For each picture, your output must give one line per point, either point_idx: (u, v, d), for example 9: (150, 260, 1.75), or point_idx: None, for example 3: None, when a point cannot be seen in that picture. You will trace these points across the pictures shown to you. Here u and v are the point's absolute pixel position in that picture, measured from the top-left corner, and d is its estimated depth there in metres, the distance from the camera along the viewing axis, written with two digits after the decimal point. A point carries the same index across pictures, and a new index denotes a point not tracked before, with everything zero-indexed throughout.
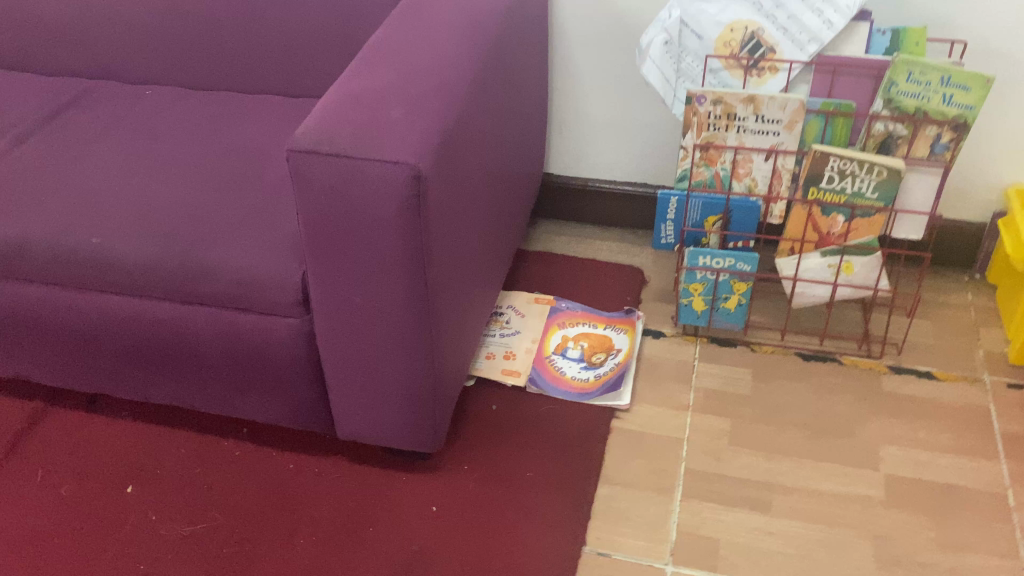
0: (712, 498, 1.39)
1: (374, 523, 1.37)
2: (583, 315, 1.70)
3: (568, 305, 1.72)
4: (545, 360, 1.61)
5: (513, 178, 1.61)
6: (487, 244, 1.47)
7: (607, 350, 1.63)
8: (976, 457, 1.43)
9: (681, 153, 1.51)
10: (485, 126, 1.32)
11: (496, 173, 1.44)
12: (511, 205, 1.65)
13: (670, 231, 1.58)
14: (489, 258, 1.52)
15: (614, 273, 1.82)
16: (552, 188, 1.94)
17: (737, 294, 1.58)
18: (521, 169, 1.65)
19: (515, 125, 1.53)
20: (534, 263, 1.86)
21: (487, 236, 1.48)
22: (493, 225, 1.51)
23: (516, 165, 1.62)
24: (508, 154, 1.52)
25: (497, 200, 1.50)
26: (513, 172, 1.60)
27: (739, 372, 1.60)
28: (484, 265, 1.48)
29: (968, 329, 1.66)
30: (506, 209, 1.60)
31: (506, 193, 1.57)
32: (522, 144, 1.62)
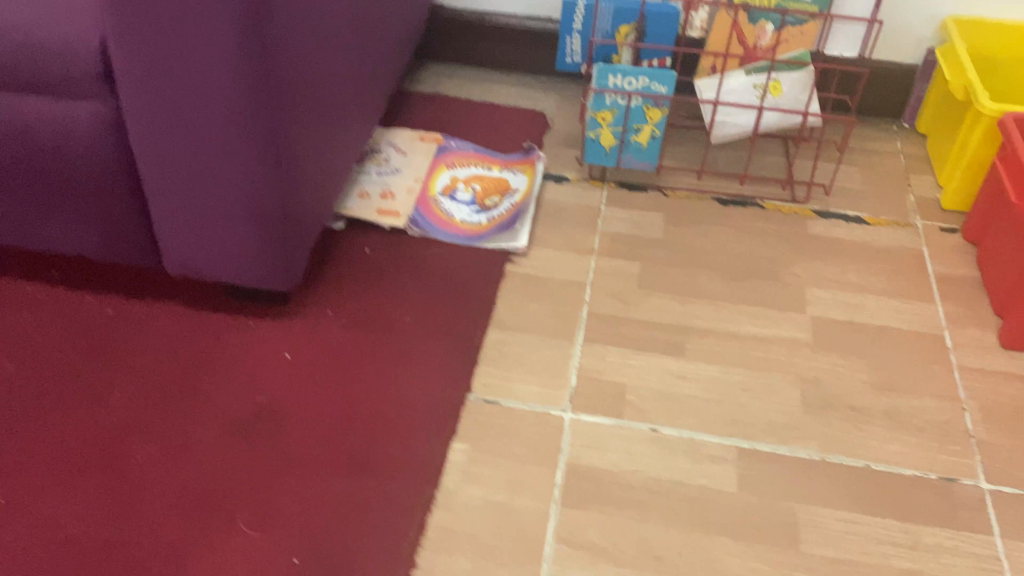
0: (618, 343, 1.20)
1: (213, 371, 1.11)
2: (475, 156, 1.47)
3: (458, 145, 1.48)
4: (429, 201, 1.38)
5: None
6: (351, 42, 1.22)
7: (503, 192, 1.41)
8: (910, 299, 1.28)
9: None
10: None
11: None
12: (388, 17, 1.39)
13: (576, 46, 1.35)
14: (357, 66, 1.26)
15: (511, 117, 1.59)
16: (442, 22, 1.68)
17: (650, 125, 1.38)
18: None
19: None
20: (420, 104, 1.61)
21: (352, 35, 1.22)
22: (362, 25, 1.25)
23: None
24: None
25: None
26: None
27: (651, 216, 1.41)
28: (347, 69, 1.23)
29: (897, 175, 1.50)
30: (380, 17, 1.34)
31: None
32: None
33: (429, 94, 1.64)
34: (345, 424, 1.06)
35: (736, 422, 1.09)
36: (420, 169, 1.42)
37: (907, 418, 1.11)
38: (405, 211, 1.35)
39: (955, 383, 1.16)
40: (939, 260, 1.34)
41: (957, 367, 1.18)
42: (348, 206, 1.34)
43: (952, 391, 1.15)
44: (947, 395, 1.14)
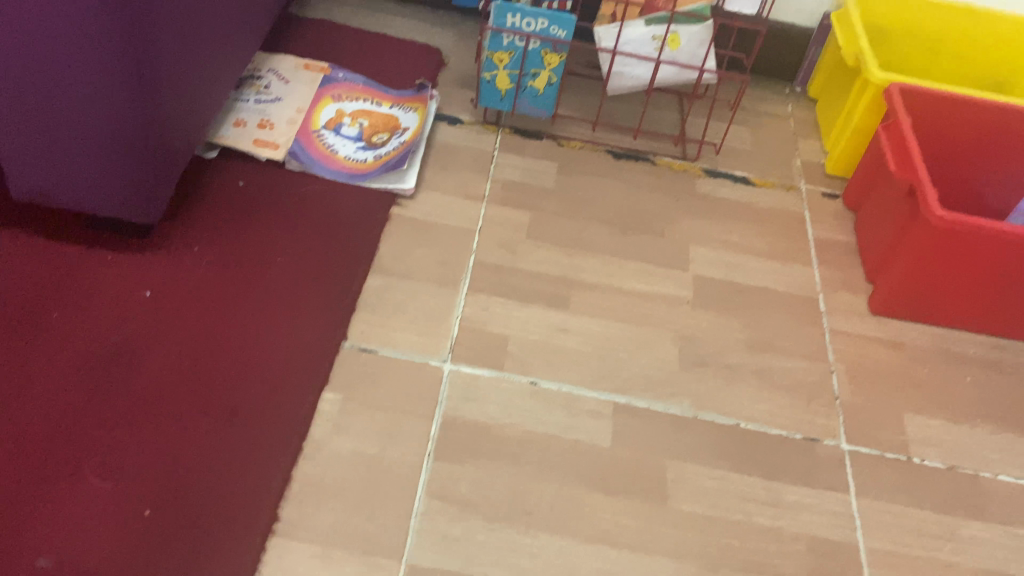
0: (502, 293, 1.17)
1: (63, 305, 1.03)
2: (365, 90, 1.39)
3: (347, 76, 1.40)
4: (312, 135, 1.30)
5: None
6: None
7: (391, 130, 1.34)
8: (789, 261, 1.30)
9: None
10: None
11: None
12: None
13: None
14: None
15: (404, 51, 1.52)
16: None
17: (548, 71, 1.34)
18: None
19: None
20: (307, 30, 1.51)
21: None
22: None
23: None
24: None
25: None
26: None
27: (543, 165, 1.38)
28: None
29: (786, 139, 1.53)
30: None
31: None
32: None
33: (317, 19, 1.54)
34: (207, 369, 1.00)
35: (614, 377, 1.09)
36: (303, 98, 1.34)
37: (779, 377, 1.14)
38: (285, 144, 1.27)
39: (825, 345, 1.20)
40: (819, 225, 1.37)
41: (828, 330, 1.22)
42: (222, 135, 1.25)
43: (822, 353, 1.18)
44: (817, 357, 1.18)
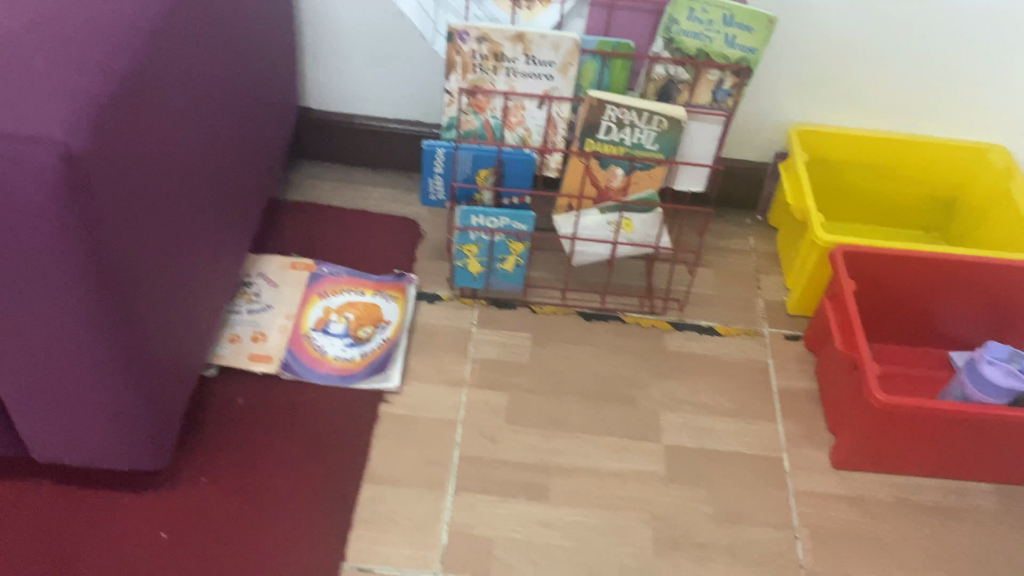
0: (486, 489, 1.27)
1: (89, 558, 1.14)
2: (349, 280, 1.49)
3: (331, 269, 1.50)
4: (301, 340, 1.40)
5: (249, 126, 1.34)
6: (212, 210, 1.22)
7: (375, 322, 1.44)
8: (755, 419, 1.39)
9: (445, 98, 1.30)
10: (192, 76, 1.05)
11: (216, 128, 1.17)
12: (251, 158, 1.38)
13: (438, 185, 1.37)
14: (220, 227, 1.26)
15: (384, 227, 1.62)
16: (311, 125, 1.68)
17: (514, 255, 1.43)
18: (260, 113, 1.38)
19: (241, 62, 1.25)
20: (291, 216, 1.61)
21: (214, 203, 1.22)
22: (222, 187, 1.25)
23: (252, 109, 1.34)
24: (236, 99, 1.25)
25: (223, 158, 1.23)
26: (246, 118, 1.32)
27: (519, 337, 1.47)
28: (214, 237, 1.23)
29: (749, 277, 1.61)
30: (243, 164, 1.34)
31: (239, 146, 1.30)
32: (257, 82, 1.35)
33: (300, 202, 1.64)
34: None
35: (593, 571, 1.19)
36: (292, 302, 1.44)
37: (747, 552, 1.23)
38: (277, 355, 1.37)
39: (791, 510, 1.28)
40: (783, 373, 1.46)
41: (793, 492, 1.31)
42: (220, 353, 1.36)
43: (788, 519, 1.27)
44: (783, 523, 1.27)
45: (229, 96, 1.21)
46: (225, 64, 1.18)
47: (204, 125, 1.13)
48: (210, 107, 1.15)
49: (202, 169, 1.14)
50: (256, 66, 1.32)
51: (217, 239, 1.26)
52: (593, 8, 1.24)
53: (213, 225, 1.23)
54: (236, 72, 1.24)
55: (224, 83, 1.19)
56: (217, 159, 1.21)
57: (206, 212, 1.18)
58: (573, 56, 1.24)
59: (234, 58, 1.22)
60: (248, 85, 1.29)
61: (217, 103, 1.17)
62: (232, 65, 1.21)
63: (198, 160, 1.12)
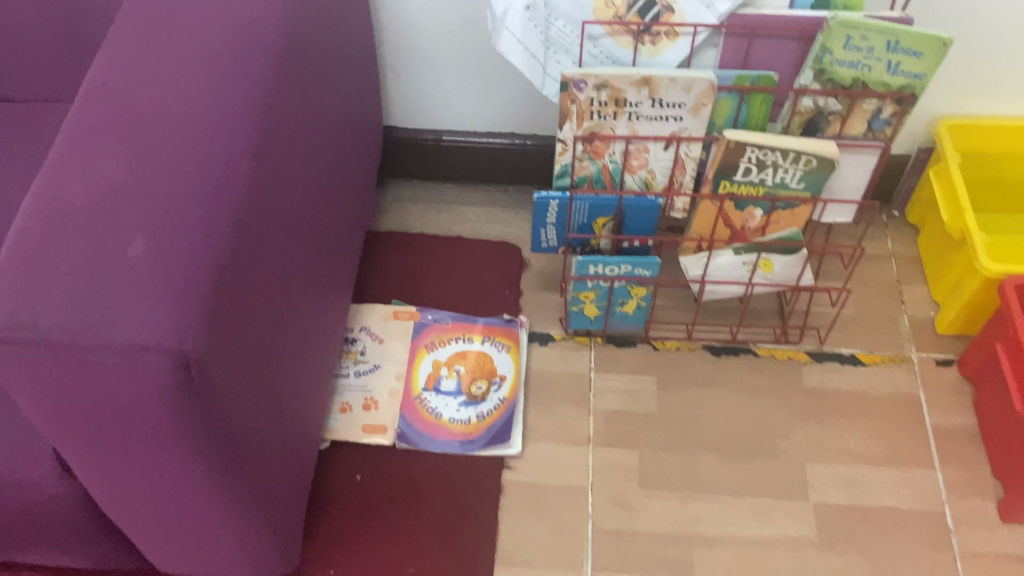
0: (627, 567, 1.19)
1: None
2: (456, 327, 1.39)
3: (436, 316, 1.40)
4: (414, 402, 1.31)
5: (342, 184, 1.22)
6: (316, 298, 1.11)
7: (489, 375, 1.34)
8: (910, 466, 1.28)
9: (558, 146, 1.15)
10: (292, 185, 0.94)
11: (313, 216, 1.05)
12: (346, 215, 1.27)
13: (551, 234, 1.24)
14: (323, 307, 1.16)
15: (484, 257, 1.50)
16: (398, 144, 1.54)
17: (636, 298, 1.30)
18: (349, 164, 1.26)
19: (331, 126, 1.12)
20: (386, 251, 1.50)
21: (319, 290, 1.12)
22: (322, 267, 1.14)
23: (344, 165, 1.22)
24: (329, 168, 1.13)
25: (321, 237, 1.12)
26: (339, 178, 1.20)
27: (644, 381, 1.36)
28: (319, 323, 1.14)
29: (890, 290, 1.46)
30: (340, 227, 1.23)
31: (334, 211, 1.19)
32: (347, 135, 1.22)
33: (394, 234, 1.52)
34: None
35: None
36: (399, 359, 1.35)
37: None
38: (391, 423, 1.29)
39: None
40: (937, 408, 1.33)
41: (960, 553, 1.20)
42: (332, 426, 1.28)
43: None
44: None
45: (323, 171, 1.09)
46: (318, 142, 1.06)
47: (305, 222, 1.02)
48: (309, 198, 1.03)
49: (305, 267, 1.04)
50: (344, 120, 1.19)
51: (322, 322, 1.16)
52: (730, 39, 1.06)
53: (318, 311, 1.13)
54: (328, 140, 1.11)
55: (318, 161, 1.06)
56: (316, 243, 1.10)
57: (311, 308, 1.08)
58: (707, 96, 1.07)
59: (325, 129, 1.09)
60: (339, 146, 1.17)
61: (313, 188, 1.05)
62: (323, 137, 1.08)
63: (300, 264, 1.01)
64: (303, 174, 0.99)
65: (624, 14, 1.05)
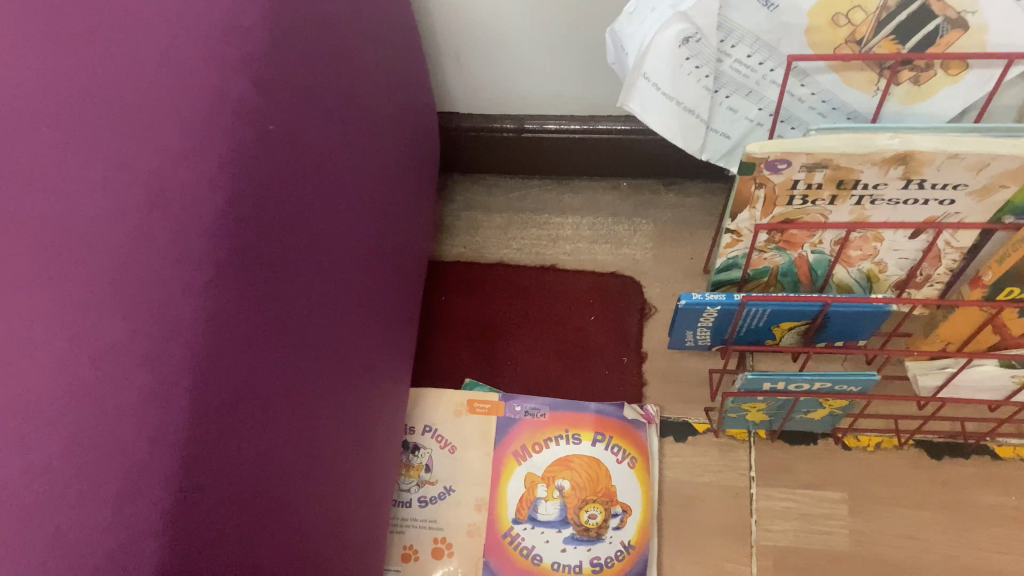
0: None
1: None
2: (556, 420, 0.99)
3: (528, 405, 1.00)
4: (502, 541, 0.94)
5: (379, 276, 0.80)
6: (360, 486, 0.73)
7: (605, 498, 0.95)
8: None
9: (724, 237, 0.70)
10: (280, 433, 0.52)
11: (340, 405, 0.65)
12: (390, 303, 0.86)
13: (702, 336, 0.80)
14: (370, 474, 0.78)
15: (592, 301, 1.06)
16: (464, 136, 1.08)
17: (828, 409, 0.87)
18: (386, 233, 0.83)
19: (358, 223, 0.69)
20: (455, 297, 1.08)
21: (362, 470, 0.73)
22: (366, 429, 0.74)
23: (379, 246, 0.79)
24: (359, 290, 0.70)
25: (362, 397, 0.71)
26: (377, 274, 0.78)
27: (828, 501, 0.95)
28: (364, 509, 0.76)
29: None
30: (383, 336, 0.83)
31: (369, 327, 0.78)
32: (381, 200, 0.78)
33: (463, 269, 1.10)
34: None
35: None
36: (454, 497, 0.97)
37: None
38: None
39: None
40: None
41: None
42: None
43: None
44: None
45: (347, 310, 0.67)
46: (339, 283, 0.63)
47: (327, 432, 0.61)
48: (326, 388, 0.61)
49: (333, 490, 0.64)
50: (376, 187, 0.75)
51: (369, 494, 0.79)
52: None
53: (364, 494, 0.76)
54: (351, 251, 0.67)
55: (340, 309, 0.64)
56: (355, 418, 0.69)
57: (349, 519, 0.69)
58: (1012, 175, 0.58)
59: (345, 243, 0.66)
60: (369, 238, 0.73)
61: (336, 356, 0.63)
62: (345, 256, 0.65)
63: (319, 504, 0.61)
64: (311, 371, 0.58)
65: (869, 36, 0.56)
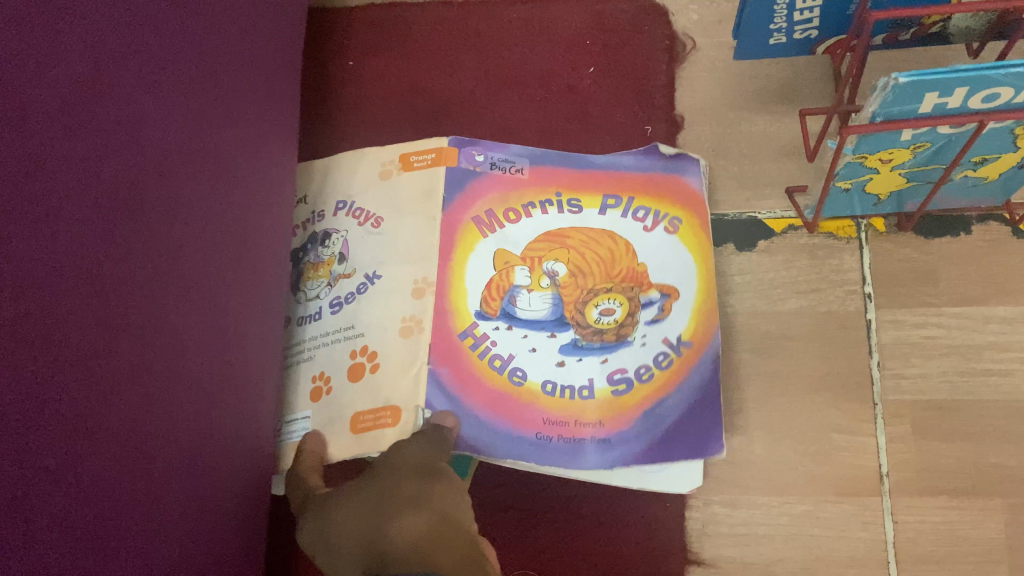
0: None
1: None
2: (543, 179, 0.61)
3: (496, 155, 0.62)
4: (460, 346, 0.57)
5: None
6: (87, 353, 0.35)
7: (628, 283, 0.58)
8: None
9: None
10: None
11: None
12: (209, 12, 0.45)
13: (805, 13, 0.41)
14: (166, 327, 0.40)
15: (589, 42, 0.66)
16: None
17: (1023, 152, 0.48)
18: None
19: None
20: (370, 58, 0.67)
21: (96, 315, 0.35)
22: (107, 235, 0.36)
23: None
24: None
25: (28, 157, 0.32)
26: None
27: (998, 322, 0.58)
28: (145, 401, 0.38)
29: None
30: (185, 63, 0.42)
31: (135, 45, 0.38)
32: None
33: (378, 15, 0.68)
34: None
35: None
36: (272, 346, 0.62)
37: None
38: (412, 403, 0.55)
39: None
40: None
41: None
42: (297, 443, 0.55)
43: None
44: None
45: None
46: None
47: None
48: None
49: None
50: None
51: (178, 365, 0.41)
52: None
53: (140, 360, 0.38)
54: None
55: None
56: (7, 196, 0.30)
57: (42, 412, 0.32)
58: None
59: None
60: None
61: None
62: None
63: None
64: None
65: None
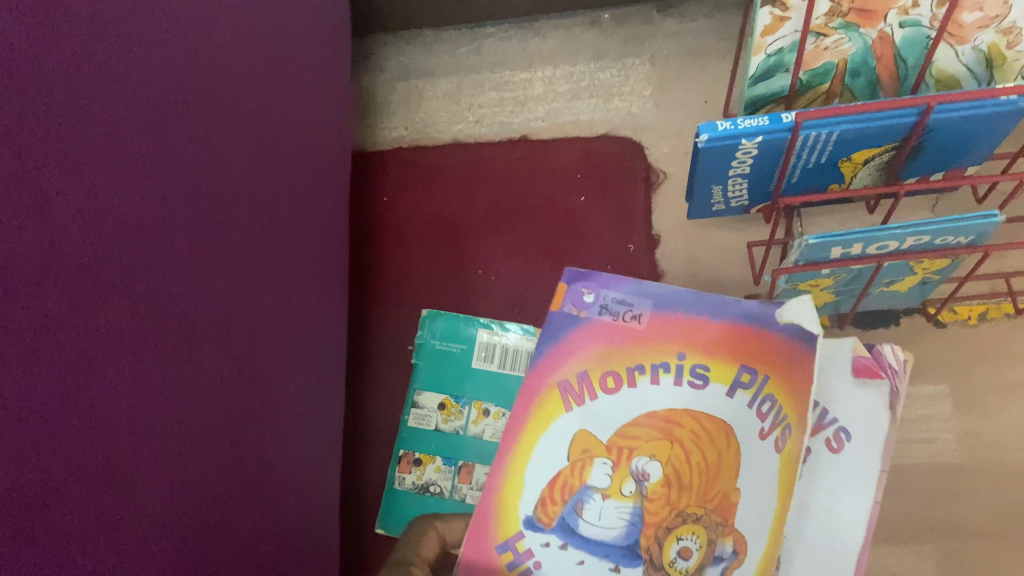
0: None
1: None
2: (664, 332, 0.53)
3: (610, 295, 0.55)
4: (497, 562, 0.48)
5: (223, 158, 0.53)
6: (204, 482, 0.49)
7: (717, 516, 0.46)
8: None
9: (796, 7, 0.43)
10: None
11: (95, 379, 0.41)
12: (262, 206, 0.59)
13: (736, 192, 0.55)
14: (249, 454, 0.54)
15: (581, 175, 0.79)
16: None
17: (921, 274, 0.61)
18: (233, 96, 0.55)
19: (92, 59, 0.42)
20: (401, 194, 0.82)
21: (210, 452, 0.50)
22: (213, 393, 0.50)
23: (212, 112, 0.52)
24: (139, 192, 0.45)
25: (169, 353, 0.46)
26: (203, 155, 0.51)
27: (924, 399, 0.71)
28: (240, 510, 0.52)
29: None
30: (251, 249, 0.57)
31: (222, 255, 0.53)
32: (188, 31, 0.50)
33: (406, 157, 0.83)
34: None
35: None
36: (351, 403, 0.76)
37: None
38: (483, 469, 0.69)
39: None
40: None
41: None
42: None
43: None
44: None
45: (97, 214, 0.41)
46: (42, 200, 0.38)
47: (37, 418, 0.37)
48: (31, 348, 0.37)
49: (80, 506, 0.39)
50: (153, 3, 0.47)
51: (257, 480, 0.55)
52: None
53: (235, 481, 0.52)
54: (78, 111, 0.41)
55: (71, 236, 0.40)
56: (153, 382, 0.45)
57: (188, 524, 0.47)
58: None
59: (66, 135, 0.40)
60: (155, 92, 0.47)
61: (65, 302, 0.39)
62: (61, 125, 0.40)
63: (40, 523, 0.37)
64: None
65: None
